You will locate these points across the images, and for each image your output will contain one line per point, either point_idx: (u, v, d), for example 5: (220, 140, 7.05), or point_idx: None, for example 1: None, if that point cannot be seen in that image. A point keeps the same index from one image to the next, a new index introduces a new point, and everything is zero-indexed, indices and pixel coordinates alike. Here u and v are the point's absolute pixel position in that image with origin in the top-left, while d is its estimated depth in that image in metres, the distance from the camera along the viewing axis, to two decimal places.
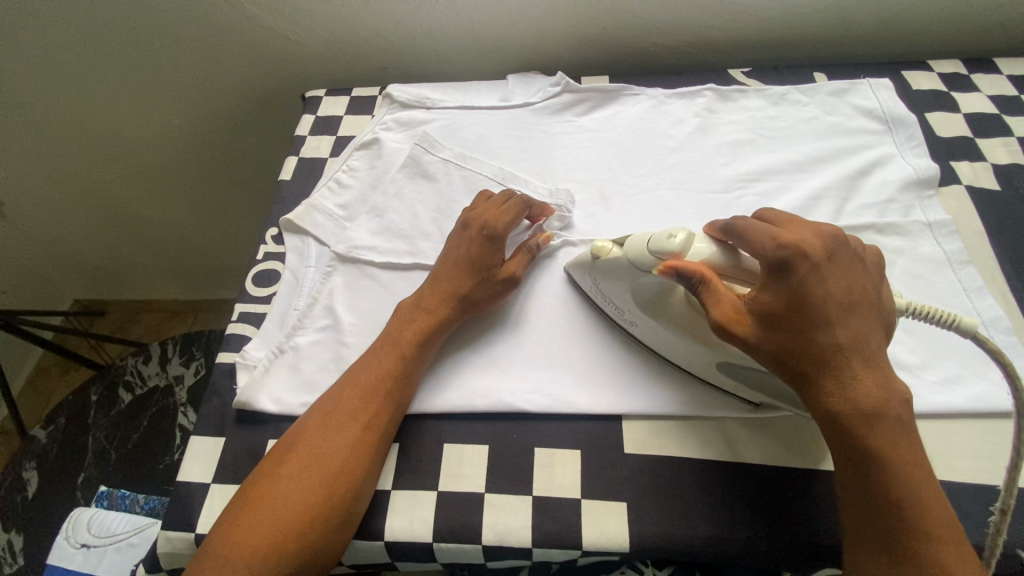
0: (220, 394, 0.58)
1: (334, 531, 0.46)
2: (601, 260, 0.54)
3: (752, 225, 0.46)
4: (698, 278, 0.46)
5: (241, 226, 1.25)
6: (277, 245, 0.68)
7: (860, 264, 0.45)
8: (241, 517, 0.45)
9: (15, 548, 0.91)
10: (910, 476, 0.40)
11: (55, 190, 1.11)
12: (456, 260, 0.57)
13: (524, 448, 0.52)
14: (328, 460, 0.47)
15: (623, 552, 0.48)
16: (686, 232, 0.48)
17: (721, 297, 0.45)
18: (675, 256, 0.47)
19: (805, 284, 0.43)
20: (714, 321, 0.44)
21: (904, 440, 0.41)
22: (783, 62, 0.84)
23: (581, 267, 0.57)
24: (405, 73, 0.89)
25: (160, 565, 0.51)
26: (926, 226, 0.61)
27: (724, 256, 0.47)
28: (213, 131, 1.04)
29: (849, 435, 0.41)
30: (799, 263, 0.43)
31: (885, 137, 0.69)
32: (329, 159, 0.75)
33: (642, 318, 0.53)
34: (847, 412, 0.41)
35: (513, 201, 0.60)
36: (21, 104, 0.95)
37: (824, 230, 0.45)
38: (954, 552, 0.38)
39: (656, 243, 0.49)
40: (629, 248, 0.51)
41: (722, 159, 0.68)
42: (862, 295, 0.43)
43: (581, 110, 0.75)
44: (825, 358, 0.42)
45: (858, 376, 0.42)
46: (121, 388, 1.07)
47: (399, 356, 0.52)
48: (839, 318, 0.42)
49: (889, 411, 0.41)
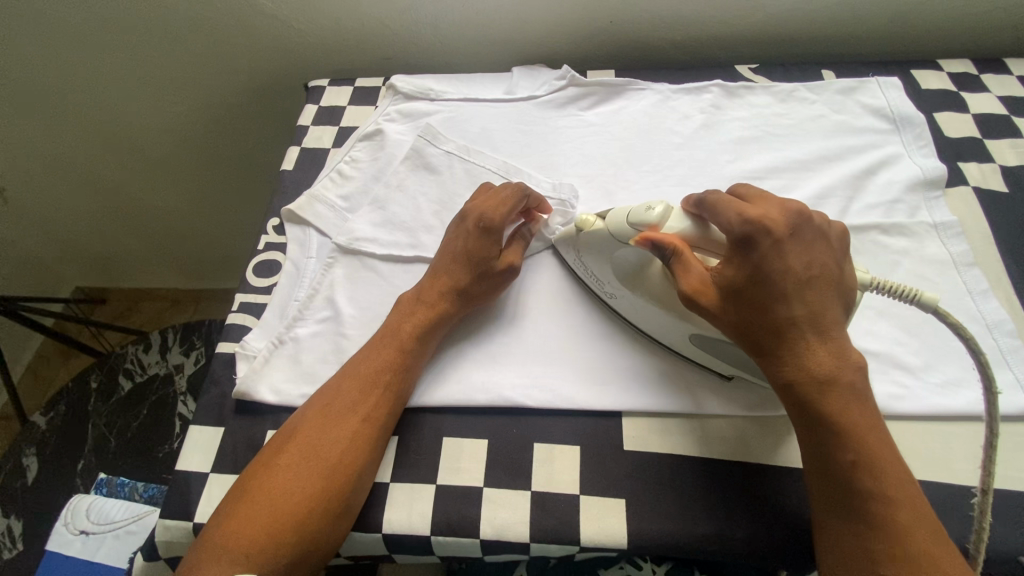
0: (219, 383, 0.58)
1: (332, 524, 0.46)
2: (581, 232, 0.55)
3: (722, 200, 0.46)
4: (671, 248, 0.47)
5: (243, 216, 1.24)
6: (278, 235, 0.68)
7: (823, 239, 0.45)
8: (237, 508, 0.45)
9: (14, 534, 0.90)
10: (863, 442, 0.40)
11: (57, 175, 1.11)
12: (451, 250, 0.57)
13: (523, 442, 0.52)
14: (326, 452, 0.47)
15: (620, 548, 0.48)
16: (664, 204, 0.49)
17: (691, 268, 0.46)
18: (653, 227, 0.49)
19: (761, 263, 0.43)
20: (681, 290, 0.46)
21: (858, 407, 0.41)
22: (791, 58, 0.83)
23: (567, 241, 0.58)
24: (409, 64, 0.88)
25: (158, 554, 0.51)
26: (932, 227, 0.60)
27: (694, 228, 0.48)
28: (214, 119, 1.03)
29: (803, 403, 0.42)
30: (759, 241, 0.44)
31: (892, 136, 0.68)
32: (331, 150, 0.75)
33: (620, 289, 0.54)
34: (801, 383, 0.42)
35: (511, 189, 0.59)
36: (15, 88, 0.94)
37: (787, 206, 0.45)
38: (904, 517, 0.38)
39: (635, 216, 0.50)
40: (611, 220, 0.52)
41: (728, 157, 0.68)
42: (822, 269, 0.43)
43: (586, 104, 0.74)
44: (781, 330, 0.43)
45: (813, 347, 0.42)
46: (121, 375, 1.07)
47: (399, 349, 0.52)
48: (797, 292, 0.43)
49: (843, 379, 0.41)
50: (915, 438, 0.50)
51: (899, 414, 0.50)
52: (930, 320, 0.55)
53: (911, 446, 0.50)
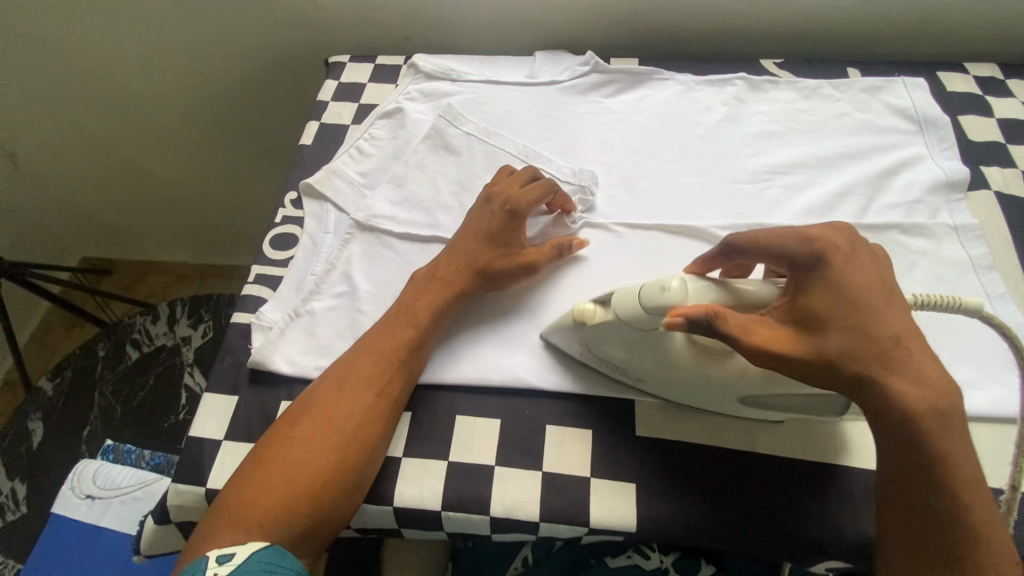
0: (234, 353, 0.58)
1: (343, 498, 0.46)
2: (586, 325, 0.49)
3: (770, 229, 0.44)
4: (712, 320, 0.39)
5: (253, 193, 1.23)
6: (295, 209, 0.68)
7: (880, 257, 0.44)
8: (252, 472, 0.45)
9: (18, 496, 0.91)
10: (960, 474, 0.38)
11: (69, 141, 1.11)
12: (478, 233, 0.57)
13: (536, 424, 0.52)
14: (342, 428, 0.47)
15: (629, 531, 0.48)
16: (678, 278, 0.43)
17: (747, 323, 0.40)
18: (677, 306, 0.42)
19: (845, 280, 0.41)
20: (750, 348, 0.39)
21: (961, 436, 0.39)
22: (816, 55, 0.82)
23: (564, 332, 0.51)
24: (430, 44, 0.87)
25: (169, 517, 0.52)
26: (952, 228, 0.60)
27: (718, 289, 0.43)
28: (228, 92, 1.02)
29: (915, 437, 0.38)
30: (832, 260, 0.42)
31: (916, 137, 0.68)
32: (351, 127, 0.74)
33: (648, 373, 0.49)
34: (909, 412, 0.38)
35: (540, 180, 0.59)
36: (31, 49, 0.94)
37: (842, 226, 0.44)
38: (995, 547, 0.37)
39: (647, 296, 0.43)
40: (618, 306, 0.46)
41: (749, 151, 0.67)
42: (895, 286, 0.42)
43: (609, 92, 0.74)
44: (887, 356, 0.39)
45: (910, 373, 0.39)
46: (129, 345, 1.07)
47: (416, 326, 0.52)
48: (888, 312, 0.40)
49: (953, 407, 0.38)
50: None
51: None
52: (946, 322, 0.55)
53: None
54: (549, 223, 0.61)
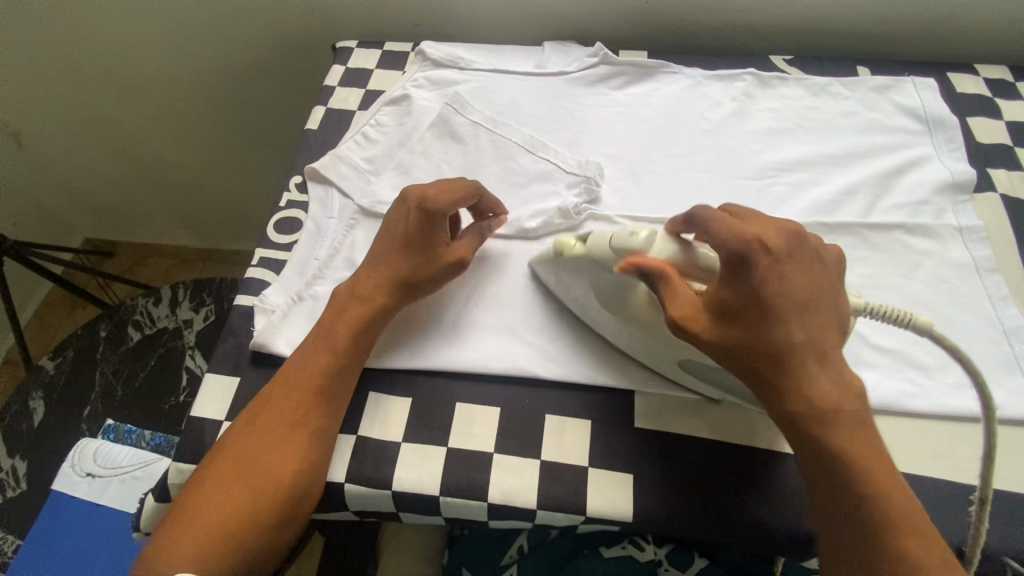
0: (236, 335, 0.58)
1: (269, 532, 0.45)
2: (562, 256, 0.53)
3: (715, 218, 0.45)
4: (661, 275, 0.44)
5: (256, 178, 1.23)
6: (300, 193, 0.67)
7: (818, 261, 0.44)
8: (178, 518, 0.44)
9: (18, 473, 0.92)
10: (871, 472, 0.40)
11: (74, 120, 1.11)
12: (393, 235, 0.54)
13: (535, 413, 0.53)
14: (260, 462, 0.46)
15: (625, 521, 0.49)
16: (648, 231, 0.48)
17: (680, 293, 0.44)
18: (636, 253, 0.47)
19: (760, 287, 0.42)
20: (669, 316, 0.43)
21: (862, 434, 0.41)
22: (826, 52, 0.82)
23: (546, 262, 0.55)
24: (439, 32, 0.87)
25: (169, 496, 0.52)
26: (957, 230, 0.60)
27: (680, 253, 0.46)
28: (233, 77, 1.02)
29: (805, 435, 0.41)
30: (756, 263, 0.42)
31: (924, 137, 0.67)
32: (357, 113, 0.74)
33: (604, 314, 0.52)
34: (805, 413, 0.41)
35: (463, 182, 0.55)
36: (34, 25, 0.93)
37: (782, 226, 0.44)
38: (917, 549, 0.38)
39: (618, 240, 0.48)
40: (592, 245, 0.50)
41: (756, 147, 0.67)
42: (819, 292, 0.43)
43: (617, 84, 0.74)
44: (782, 360, 0.42)
45: (814, 376, 0.41)
46: (130, 326, 1.08)
47: (332, 352, 0.50)
48: (797, 318, 0.42)
49: (847, 406, 0.41)
50: (926, 436, 0.51)
51: (911, 411, 0.51)
52: (947, 323, 0.55)
53: (920, 444, 0.50)
54: (553, 215, 0.61)
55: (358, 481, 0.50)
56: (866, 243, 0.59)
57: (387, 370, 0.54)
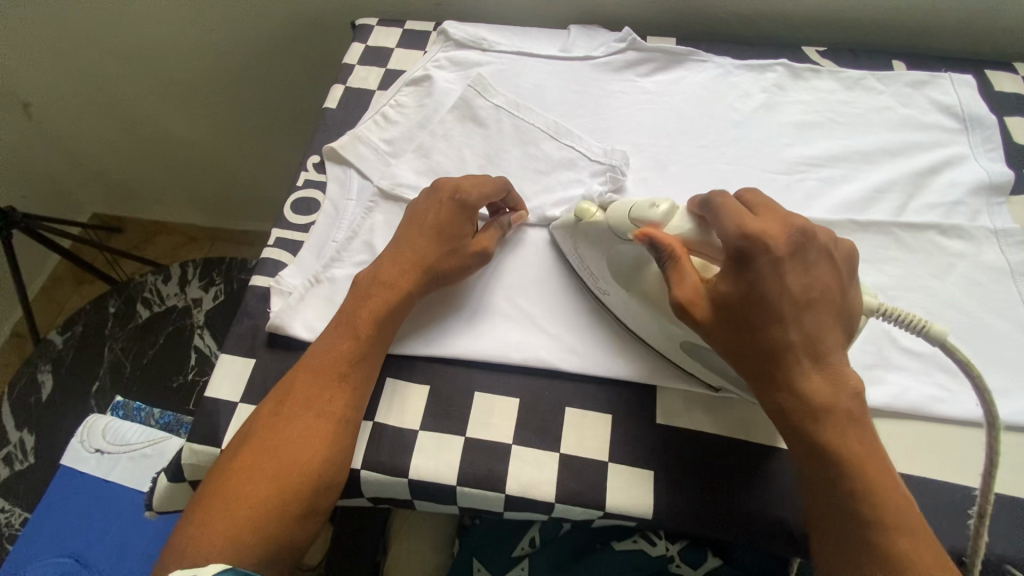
0: (252, 316, 0.57)
1: (295, 523, 0.45)
2: (581, 222, 0.53)
3: (729, 205, 0.44)
4: (669, 249, 0.44)
5: (269, 158, 1.22)
6: (317, 173, 0.66)
7: (827, 257, 0.43)
8: (201, 510, 0.44)
9: (26, 447, 0.92)
10: (860, 470, 0.39)
11: (85, 93, 1.09)
12: (423, 227, 0.54)
13: (555, 406, 0.52)
14: (282, 454, 0.45)
15: (643, 518, 0.48)
16: (669, 202, 0.47)
17: (685, 276, 0.43)
18: (654, 225, 0.46)
19: (756, 283, 0.41)
20: (674, 298, 0.42)
21: (855, 432, 0.40)
22: (860, 45, 0.79)
23: (565, 229, 0.55)
24: (461, 12, 0.84)
25: (182, 476, 0.52)
26: (992, 232, 0.58)
27: (695, 231, 0.45)
28: (248, 53, 1.00)
29: (797, 430, 0.41)
30: (757, 257, 0.41)
31: (960, 136, 0.65)
32: (377, 93, 0.72)
33: (615, 288, 0.51)
34: (797, 409, 0.41)
35: (494, 178, 0.56)
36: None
37: (790, 222, 0.43)
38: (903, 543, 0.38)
39: (637, 210, 0.48)
40: (611, 215, 0.50)
41: (787, 140, 0.65)
42: (824, 289, 0.41)
43: (644, 71, 0.71)
44: (776, 355, 0.41)
45: (809, 374, 0.41)
46: (139, 303, 1.07)
47: (355, 338, 0.49)
48: (793, 315, 0.41)
49: (839, 407, 0.40)
50: (953, 443, 0.50)
51: (939, 416, 0.50)
52: (979, 327, 0.54)
53: (947, 452, 0.49)
54: (577, 204, 0.59)
55: (374, 468, 0.49)
56: (898, 243, 0.58)
57: (404, 357, 0.53)
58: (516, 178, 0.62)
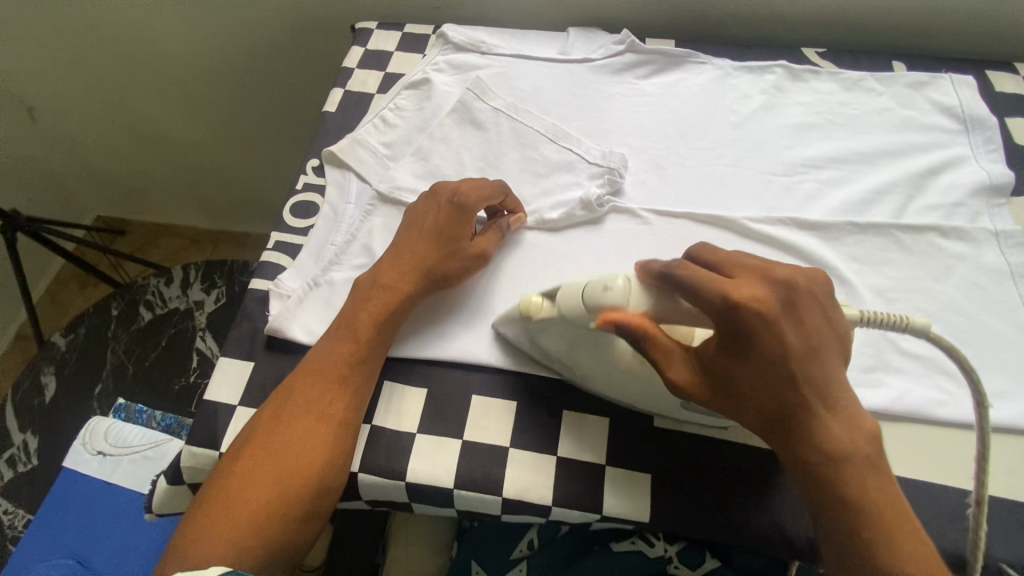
0: (251, 319, 0.57)
1: (296, 524, 0.45)
2: (532, 319, 0.48)
3: (693, 275, 0.39)
4: (640, 333, 0.40)
5: (270, 161, 1.22)
6: (316, 176, 0.66)
7: (818, 303, 0.40)
8: (203, 512, 0.44)
9: (29, 449, 0.93)
10: (884, 520, 0.38)
11: (88, 97, 1.10)
12: (422, 229, 0.54)
13: (552, 409, 0.52)
14: (283, 457, 0.45)
15: (640, 521, 0.48)
16: (624, 279, 0.42)
17: (672, 356, 0.40)
18: (616, 309, 0.41)
19: (761, 347, 0.38)
20: (670, 382, 0.40)
21: (875, 482, 0.39)
22: (861, 45, 0.79)
23: (510, 322, 0.51)
24: (459, 15, 0.85)
25: (181, 479, 0.52)
26: (993, 234, 0.57)
27: (661, 305, 0.41)
28: (249, 57, 1.00)
29: (819, 486, 0.40)
30: (753, 323, 0.38)
31: (961, 137, 0.65)
32: (376, 96, 0.73)
33: (591, 372, 0.48)
34: (815, 466, 0.40)
35: (493, 182, 0.56)
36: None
37: (771, 274, 0.40)
38: None
39: (590, 295, 0.42)
40: (561, 304, 0.45)
41: (785, 142, 0.65)
42: (820, 338, 0.40)
43: (643, 73, 0.71)
44: (789, 412, 0.40)
45: (825, 426, 0.40)
46: (142, 306, 1.08)
47: (354, 341, 0.50)
48: (800, 370, 0.39)
49: (860, 455, 0.39)
50: (952, 447, 0.49)
51: (940, 419, 0.50)
52: (980, 329, 0.53)
53: (946, 454, 0.49)
54: (575, 206, 0.59)
55: (372, 471, 0.49)
56: (898, 245, 0.57)
57: (402, 360, 0.54)
58: (514, 181, 0.63)
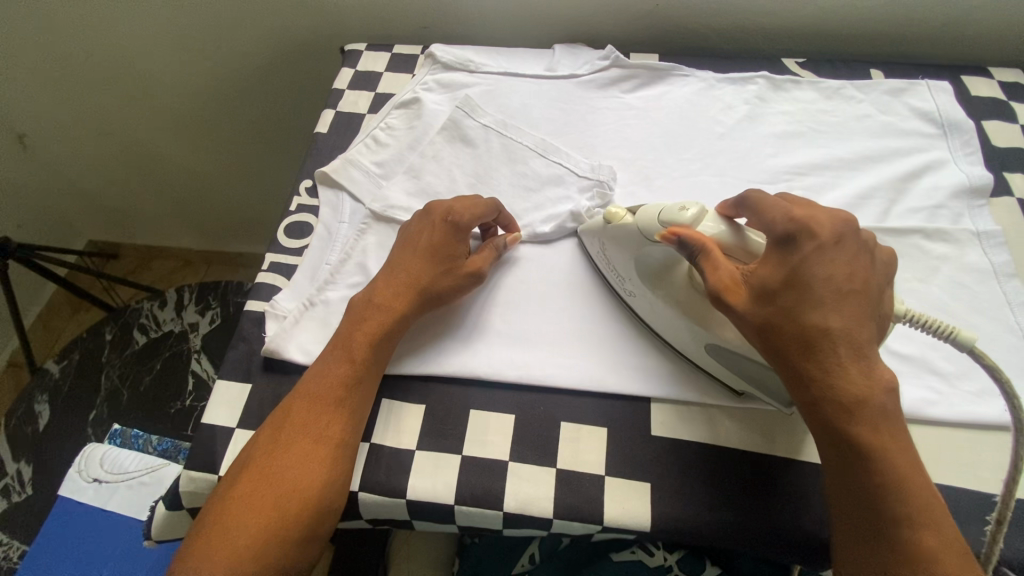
0: (247, 340, 0.57)
1: (294, 549, 0.45)
2: (610, 225, 0.54)
3: (770, 203, 0.46)
4: (699, 246, 0.45)
5: (261, 181, 1.23)
6: (310, 197, 0.67)
7: (866, 253, 0.42)
8: (201, 540, 0.44)
9: (23, 478, 0.92)
10: (891, 462, 0.38)
11: (79, 122, 1.11)
12: (417, 248, 0.54)
13: (549, 420, 0.52)
14: (280, 478, 0.45)
15: (641, 530, 0.48)
16: (699, 207, 0.47)
17: (719, 266, 0.44)
18: (684, 226, 0.47)
19: (801, 268, 0.41)
20: (709, 287, 0.44)
21: (888, 430, 0.39)
22: (839, 54, 0.81)
23: (594, 232, 0.56)
24: (447, 34, 0.86)
25: (180, 504, 0.52)
26: (975, 235, 0.59)
27: (728, 232, 0.46)
28: (238, 78, 1.01)
29: (831, 421, 0.39)
30: (802, 242, 0.42)
31: (939, 141, 0.67)
32: (367, 116, 0.74)
33: (641, 288, 0.53)
34: (828, 400, 0.39)
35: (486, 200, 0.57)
36: (33, 22, 0.92)
37: (837, 214, 0.43)
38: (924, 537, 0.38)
39: (667, 214, 0.48)
40: (638, 218, 0.51)
41: (770, 150, 0.67)
42: (863, 283, 0.41)
43: (628, 87, 0.73)
44: (810, 342, 0.40)
45: (844, 365, 0.39)
46: (136, 329, 1.07)
47: (350, 362, 0.50)
48: (834, 304, 0.40)
49: (874, 401, 0.39)
50: (944, 446, 0.50)
51: (932, 418, 0.50)
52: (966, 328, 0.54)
53: (939, 453, 0.50)
54: (566, 219, 0.60)
55: (372, 490, 0.49)
56: None
57: (400, 377, 0.54)
58: (507, 196, 0.63)
